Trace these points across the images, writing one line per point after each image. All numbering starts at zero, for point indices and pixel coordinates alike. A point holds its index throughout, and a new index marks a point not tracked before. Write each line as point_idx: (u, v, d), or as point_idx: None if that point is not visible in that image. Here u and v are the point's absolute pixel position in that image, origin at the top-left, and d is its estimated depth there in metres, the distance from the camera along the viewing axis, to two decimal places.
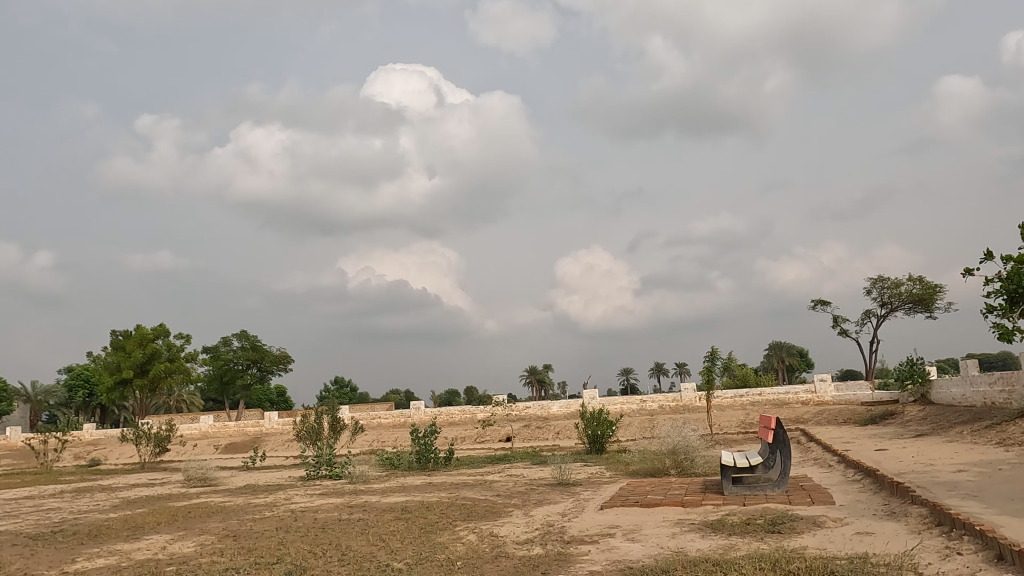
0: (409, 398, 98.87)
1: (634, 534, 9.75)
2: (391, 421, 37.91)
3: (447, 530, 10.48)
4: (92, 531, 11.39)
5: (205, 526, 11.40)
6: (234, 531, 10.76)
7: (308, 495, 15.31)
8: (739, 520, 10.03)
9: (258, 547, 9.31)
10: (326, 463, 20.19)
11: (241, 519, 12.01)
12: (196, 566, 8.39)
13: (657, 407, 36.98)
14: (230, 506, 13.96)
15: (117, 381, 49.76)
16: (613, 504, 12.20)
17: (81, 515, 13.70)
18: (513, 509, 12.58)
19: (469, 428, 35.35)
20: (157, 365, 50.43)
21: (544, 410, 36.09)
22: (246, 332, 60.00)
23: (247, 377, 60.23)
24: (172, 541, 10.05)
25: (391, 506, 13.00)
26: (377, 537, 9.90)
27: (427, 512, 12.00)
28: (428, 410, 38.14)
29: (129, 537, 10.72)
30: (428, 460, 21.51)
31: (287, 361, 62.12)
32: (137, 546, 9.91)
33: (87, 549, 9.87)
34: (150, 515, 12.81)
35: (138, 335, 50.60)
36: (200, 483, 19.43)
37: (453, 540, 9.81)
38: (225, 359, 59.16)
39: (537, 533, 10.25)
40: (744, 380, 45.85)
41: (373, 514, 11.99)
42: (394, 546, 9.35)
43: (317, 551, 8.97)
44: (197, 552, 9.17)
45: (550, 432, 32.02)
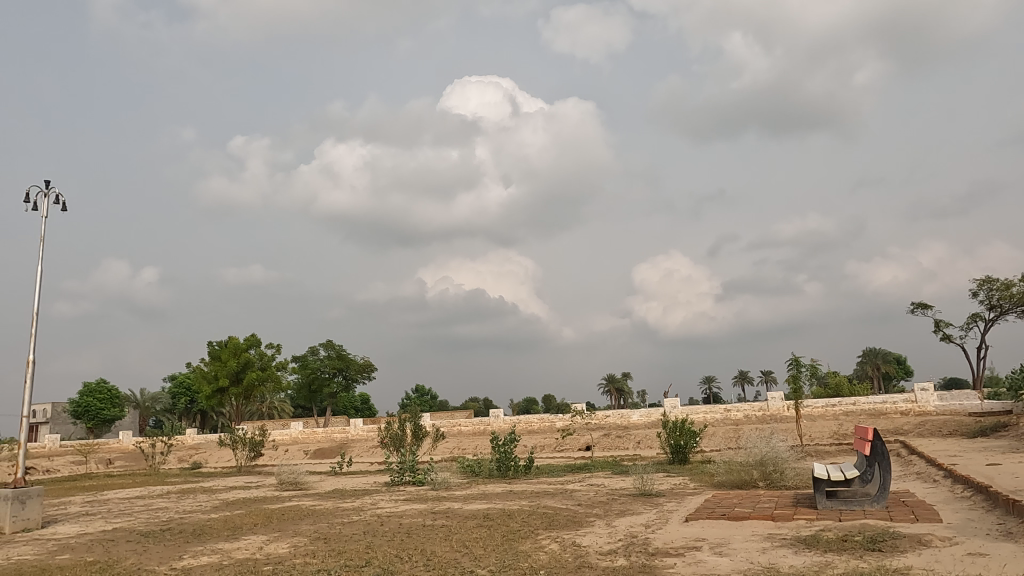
0: (488, 407, 99.59)
1: (721, 547, 9.44)
2: (471, 429, 38.29)
3: (530, 539, 10.45)
4: (196, 530, 12.09)
5: (300, 528, 11.89)
6: (325, 533, 11.15)
7: (394, 501, 15.69)
8: (835, 536, 9.52)
9: (349, 550, 9.61)
10: (409, 469, 20.64)
11: (332, 522, 12.46)
12: (290, 566, 8.72)
13: (743, 417, 35.71)
14: (320, 509, 14.50)
15: (214, 389, 52.64)
16: (698, 516, 11.85)
17: (185, 515, 14.58)
18: (595, 519, 12.40)
19: (548, 436, 35.29)
20: (251, 373, 53.15)
21: (624, 418, 35.54)
22: (332, 341, 62.30)
23: (333, 385, 62.45)
24: (268, 542, 10.51)
25: (473, 513, 13.12)
26: (461, 543, 10.00)
27: (509, 520, 12.03)
28: (507, 418, 38.30)
29: (229, 536, 11.29)
30: (508, 467, 21.56)
31: (371, 369, 64.01)
32: (237, 545, 10.42)
33: (193, 546, 10.47)
34: (248, 517, 13.43)
35: (232, 345, 53.41)
36: (291, 486, 20.28)
37: (536, 548, 9.78)
38: (312, 367, 61.56)
39: (621, 543, 10.07)
40: (837, 389, 43.56)
41: (457, 520, 12.14)
42: (477, 553, 9.38)
43: (404, 555, 9.16)
44: (292, 553, 9.55)
45: (630, 441, 31.51)
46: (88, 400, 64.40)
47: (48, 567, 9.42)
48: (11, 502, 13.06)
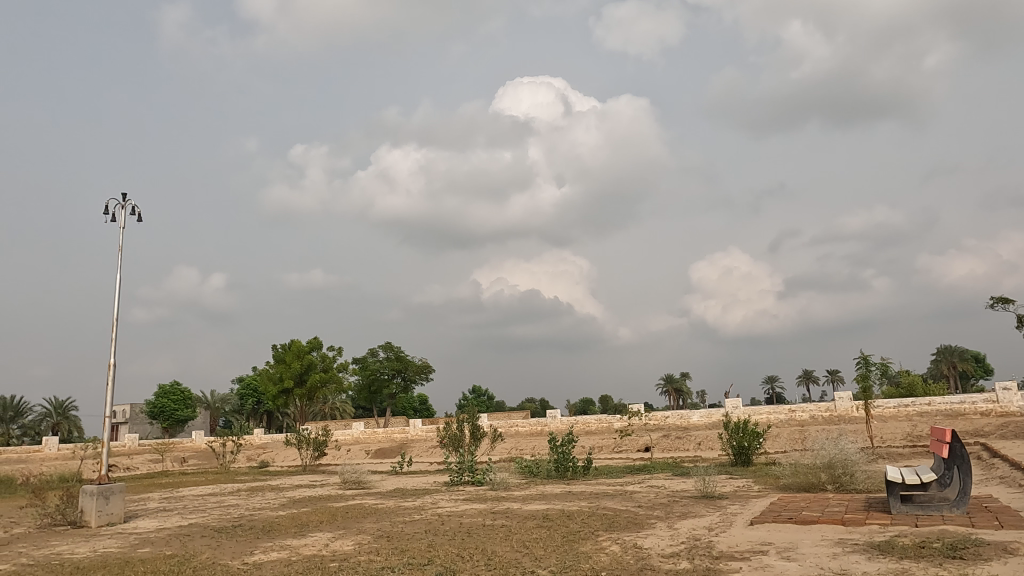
0: (544, 408, 99.56)
1: (789, 552, 9.14)
2: (529, 429, 38.29)
3: (591, 540, 10.36)
4: (266, 526, 12.49)
5: (363, 526, 12.12)
6: (388, 531, 11.37)
7: (454, 501, 15.83)
8: (912, 542, 9.08)
9: (411, 548, 9.73)
10: (468, 469, 20.81)
11: (393, 520, 12.64)
12: (356, 563, 8.91)
13: (808, 418, 34.56)
14: (383, 508, 14.77)
15: (279, 390, 54.35)
16: (764, 519, 11.51)
17: (255, 512, 15.10)
18: (656, 521, 12.21)
19: (606, 437, 34.99)
20: (314, 375, 54.68)
21: (684, 419, 34.88)
22: (390, 343, 63.42)
23: (392, 386, 63.62)
24: (334, 539, 10.77)
25: (533, 513, 13.13)
26: (521, 543, 9.99)
27: (569, 521, 11.96)
28: (565, 419, 38.14)
29: (296, 533, 11.63)
30: (566, 468, 21.46)
31: (429, 370, 64.88)
32: (304, 542, 10.71)
33: (262, 542, 10.83)
34: (314, 515, 13.80)
35: (295, 348, 55.03)
36: (354, 485, 20.73)
37: (597, 550, 9.68)
38: (372, 368, 62.83)
39: (684, 546, 9.87)
40: (910, 389, 41.66)
41: (516, 520, 12.18)
42: (538, 553, 9.36)
43: (464, 555, 9.22)
44: (357, 550, 9.75)
45: (691, 443, 30.91)
46: (163, 401, 67.52)
47: (130, 559, 9.92)
48: (96, 497, 13.78)
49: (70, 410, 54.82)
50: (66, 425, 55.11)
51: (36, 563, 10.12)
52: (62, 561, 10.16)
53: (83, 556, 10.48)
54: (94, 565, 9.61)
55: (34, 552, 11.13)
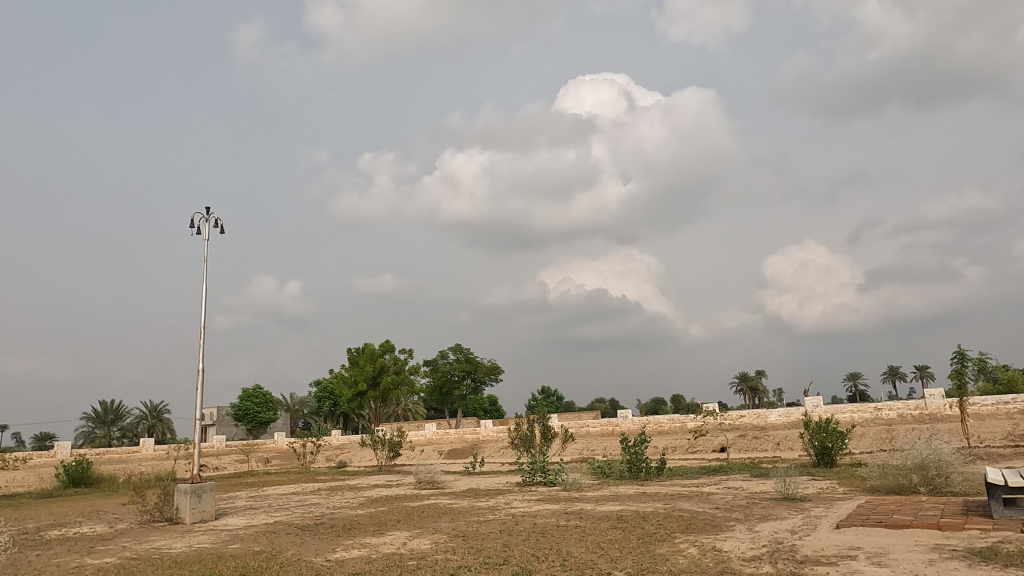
0: (614, 408, 98.49)
1: (881, 557, 8.68)
2: (599, 429, 37.94)
3: (667, 542, 10.16)
4: (347, 525, 12.88)
5: (438, 525, 12.28)
6: (463, 531, 11.47)
7: (527, 501, 15.82)
8: (1018, 549, 8.44)
9: (486, 547, 9.79)
10: (540, 469, 20.79)
11: (469, 520, 12.78)
12: (433, 561, 9.02)
13: (896, 417, 32.83)
14: (457, 507, 14.93)
15: (354, 393, 55.93)
16: (852, 522, 10.99)
17: (336, 511, 15.55)
18: (734, 523, 11.85)
19: (680, 437, 34.28)
20: (386, 377, 56.00)
21: (761, 418, 33.77)
22: (459, 346, 64.21)
23: (463, 387, 64.40)
24: (411, 537, 10.97)
25: (607, 515, 12.97)
26: (597, 544, 9.90)
27: (644, 523, 11.76)
28: (636, 419, 37.60)
29: (375, 531, 11.91)
30: (639, 469, 21.12)
31: (498, 372, 65.32)
32: (383, 540, 10.94)
33: (343, 540, 11.12)
34: (391, 514, 14.10)
35: (369, 351, 56.49)
36: (429, 485, 21.08)
37: (674, 552, 9.47)
38: (443, 370, 63.75)
39: (765, 549, 9.54)
40: (1011, 385, 38.91)
41: (590, 522, 12.06)
42: (614, 554, 9.26)
43: (540, 555, 9.20)
44: (434, 549, 9.90)
45: (769, 443, 29.89)
46: (247, 404, 70.70)
47: (223, 554, 10.38)
48: (189, 495, 14.53)
49: (163, 413, 58.10)
50: (160, 428, 58.48)
51: (139, 557, 10.75)
52: (162, 555, 10.74)
53: (180, 551, 11.04)
54: (191, 559, 10.14)
55: (137, 547, 11.85)
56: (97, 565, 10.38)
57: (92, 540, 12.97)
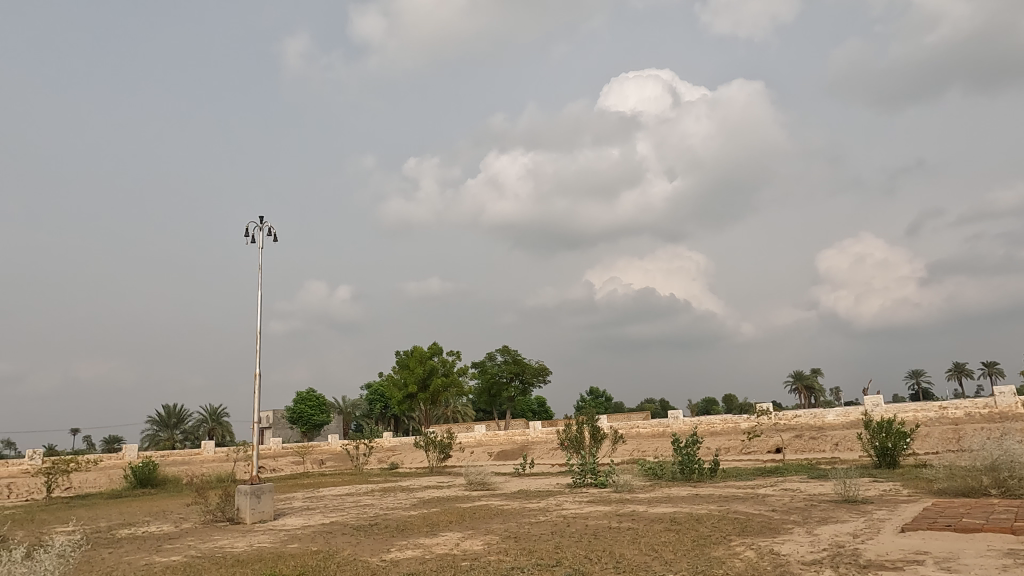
0: (665, 408, 97.13)
1: (950, 562, 8.30)
2: (650, 430, 37.46)
3: (722, 545, 9.96)
4: (400, 526, 13.02)
5: (490, 526, 12.33)
6: (515, 532, 11.44)
7: (578, 502, 15.71)
8: None
9: (538, 549, 9.78)
10: (591, 471, 20.62)
11: (520, 521, 12.76)
12: (486, 562, 9.05)
13: (963, 416, 31.42)
14: (509, 508, 14.96)
15: (405, 395, 56.67)
16: (918, 526, 10.53)
17: (389, 512, 15.77)
18: (793, 526, 11.52)
19: (733, 438, 33.59)
20: (436, 379, 56.56)
21: (818, 418, 32.81)
22: (507, 347, 64.31)
23: (511, 389, 64.52)
24: (463, 539, 11.03)
25: (659, 516, 12.79)
26: (650, 547, 9.75)
27: (698, 525, 11.53)
28: (688, 419, 37.01)
29: (428, 532, 12.02)
30: (691, 471, 20.76)
31: (546, 373, 65.19)
32: (436, 541, 11.03)
33: (398, 541, 11.24)
34: (443, 515, 14.24)
35: (418, 354, 57.18)
36: (479, 486, 21.15)
37: (730, 555, 9.27)
38: (491, 372, 64.03)
39: (826, 553, 9.23)
40: None
41: (643, 523, 11.90)
42: (668, 557, 9.11)
43: (593, 557, 9.11)
44: (486, 550, 9.92)
45: (827, 443, 28.99)
46: (301, 407, 72.50)
47: (282, 553, 10.63)
48: (249, 496, 14.96)
49: (222, 416, 59.98)
50: (219, 430, 60.41)
51: (203, 556, 11.09)
52: (225, 554, 11.05)
53: (242, 551, 11.36)
54: (251, 558, 10.42)
55: (201, 546, 12.25)
56: (164, 563, 10.75)
57: (159, 538, 13.47)
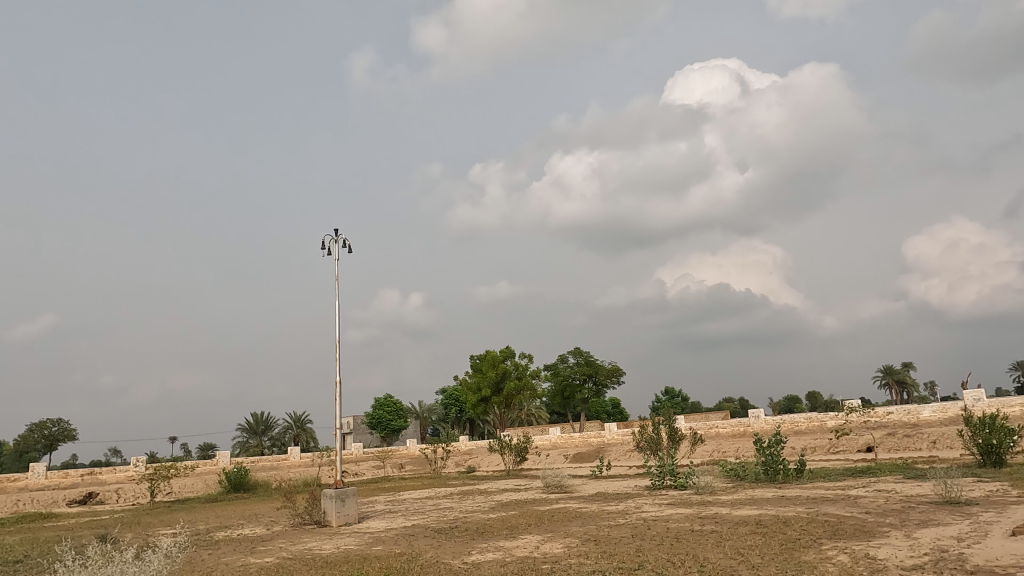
0: (744, 407, 94.32)
1: None
2: (730, 430, 36.38)
3: (812, 548, 9.55)
4: (480, 528, 13.19)
5: (570, 529, 12.26)
6: (595, 535, 11.36)
7: (658, 505, 15.43)
8: None
9: (620, 552, 9.65)
10: (670, 472, 20.21)
11: (599, 524, 12.61)
12: (567, 565, 9.03)
13: None
14: (587, 511, 14.83)
15: (479, 399, 57.25)
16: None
17: (469, 515, 15.95)
18: (890, 529, 10.90)
19: (820, 437, 32.16)
20: (509, 383, 56.84)
21: (912, 415, 31.01)
22: (579, 348, 63.92)
23: (584, 391, 64.12)
24: (544, 541, 11.01)
25: (744, 519, 12.37)
26: (736, 550, 9.45)
27: (787, 528, 11.09)
28: (770, 418, 35.73)
29: (508, 535, 12.09)
30: (776, 471, 20.04)
31: (620, 374, 64.43)
32: (516, 544, 11.07)
33: (479, 543, 11.37)
34: (523, 517, 14.28)
35: (490, 358, 57.66)
36: (556, 489, 21.09)
37: (822, 559, 8.87)
38: (564, 374, 63.81)
39: (928, 558, 8.70)
40: None
41: (727, 527, 11.53)
42: (755, 561, 8.81)
43: (676, 561, 8.92)
44: (567, 552, 9.88)
45: (924, 441, 27.36)
46: (380, 413, 74.39)
47: (368, 556, 10.94)
48: (334, 499, 15.47)
49: (306, 423, 62.30)
50: (304, 436, 62.77)
51: (294, 557, 11.54)
52: (315, 556, 11.50)
53: (329, 552, 11.80)
54: (339, 561, 10.75)
55: (292, 547, 12.76)
56: (259, 564, 11.26)
57: (254, 540, 14.16)
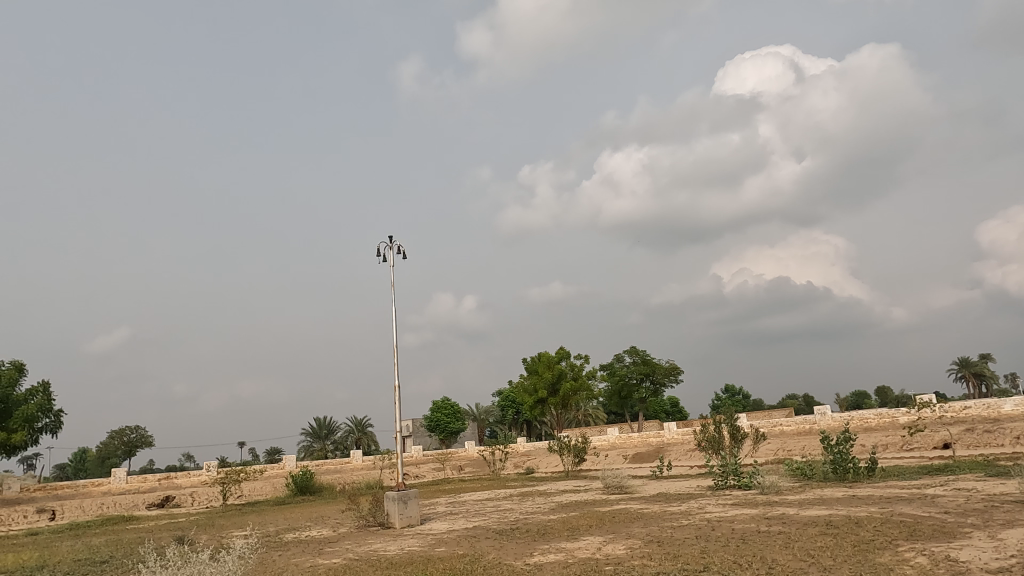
0: (809, 405, 91.19)
1: None
2: (795, 428, 35.31)
3: (889, 550, 9.14)
4: (541, 529, 13.22)
5: (632, 530, 12.09)
6: (658, 536, 11.21)
7: (722, 505, 15.11)
8: None
9: (684, 553, 9.49)
10: (733, 472, 19.72)
11: (662, 525, 12.42)
12: (631, 566, 8.91)
13: None
14: (648, 512, 14.66)
15: (536, 400, 57.26)
16: None
17: (530, 516, 16.03)
18: (972, 530, 10.33)
19: (892, 433, 30.85)
20: (565, 384, 56.63)
21: (992, 409, 29.41)
22: (635, 347, 63.16)
23: (642, 390, 63.30)
24: (606, 543, 10.94)
25: (813, 519, 11.97)
26: (805, 552, 9.16)
27: (859, 529, 10.67)
28: (837, 415, 34.51)
29: (570, 536, 12.07)
30: (845, 470, 19.31)
31: (678, 372, 63.30)
32: (578, 545, 11.02)
33: (540, 544, 11.41)
34: (583, 518, 14.21)
35: (545, 359, 57.64)
36: (617, 490, 20.88)
37: (898, 561, 8.48)
38: (620, 374, 63.16)
39: (1015, 560, 8.20)
40: None
41: (795, 527, 11.17)
42: (827, 563, 8.50)
43: (743, 563, 8.69)
44: (629, 554, 9.78)
45: (1006, 437, 25.89)
46: (438, 416, 75.34)
47: (431, 556, 11.12)
48: (397, 501, 15.75)
49: (367, 426, 63.63)
50: (365, 440, 64.13)
51: (360, 558, 11.82)
52: (380, 556, 11.78)
53: (394, 553, 12.01)
54: (403, 561, 10.96)
55: (358, 548, 13.09)
56: (327, 564, 11.61)
57: (322, 541, 14.59)
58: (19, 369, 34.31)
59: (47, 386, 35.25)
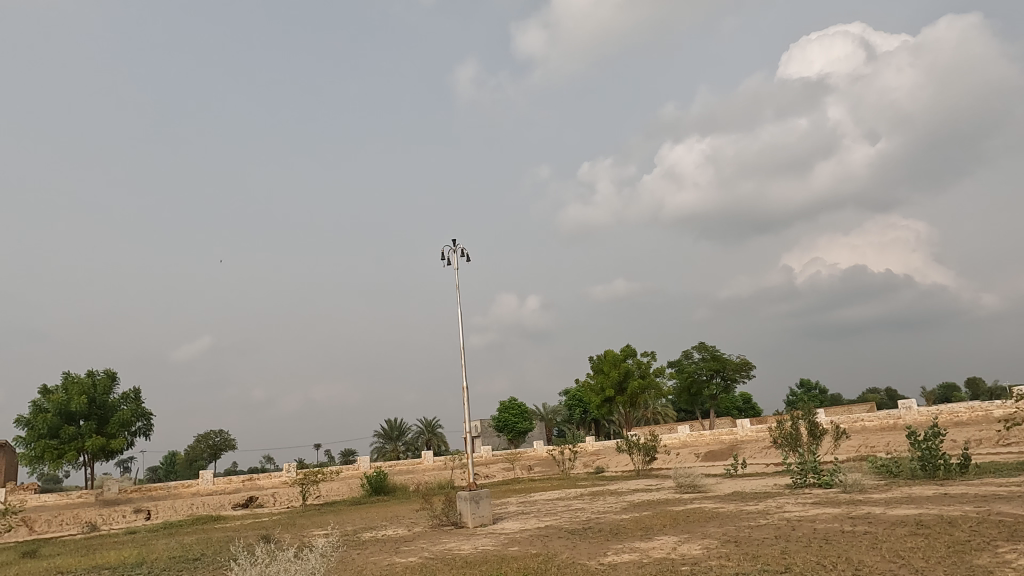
0: (892, 399, 86.87)
1: None
2: (877, 424, 33.71)
3: (988, 551, 8.61)
4: (615, 528, 13.08)
5: (708, 530, 11.79)
6: (735, 536, 10.91)
7: (801, 504, 14.54)
8: None
9: (763, 553, 9.21)
10: (812, 470, 18.98)
11: (739, 525, 12.07)
12: (708, 567, 8.71)
13: None
14: (724, 511, 14.25)
15: (603, 399, 56.78)
16: None
17: (602, 515, 15.91)
18: None
19: (986, 427, 29.03)
20: (632, 382, 55.89)
21: None
22: (704, 344, 61.72)
23: (712, 387, 61.81)
24: (682, 542, 10.73)
25: (901, 519, 11.36)
26: (895, 553, 8.70)
27: (952, 529, 10.09)
28: (924, 409, 32.76)
29: (643, 536, 11.88)
30: (934, 467, 18.30)
31: (749, 367, 61.45)
32: (653, 545, 10.85)
33: (614, 544, 11.29)
34: (657, 518, 13.99)
35: (611, 357, 57.13)
36: (690, 488, 20.44)
37: (999, 564, 7.96)
38: (689, 371, 61.86)
39: None
40: None
41: (882, 527, 10.64)
42: (918, 565, 8.08)
43: (827, 563, 8.35)
44: (705, 554, 9.56)
45: None
46: (506, 416, 75.75)
47: (505, 556, 11.17)
48: (469, 501, 15.89)
49: (436, 428, 64.57)
50: (435, 441, 65.09)
51: (436, 557, 11.99)
52: (455, 556, 11.90)
53: (469, 552, 12.09)
54: (477, 560, 11.06)
55: (433, 547, 13.28)
56: (404, 563, 11.78)
57: (399, 540, 14.88)
58: (112, 377, 36.43)
59: (137, 391, 37.31)
